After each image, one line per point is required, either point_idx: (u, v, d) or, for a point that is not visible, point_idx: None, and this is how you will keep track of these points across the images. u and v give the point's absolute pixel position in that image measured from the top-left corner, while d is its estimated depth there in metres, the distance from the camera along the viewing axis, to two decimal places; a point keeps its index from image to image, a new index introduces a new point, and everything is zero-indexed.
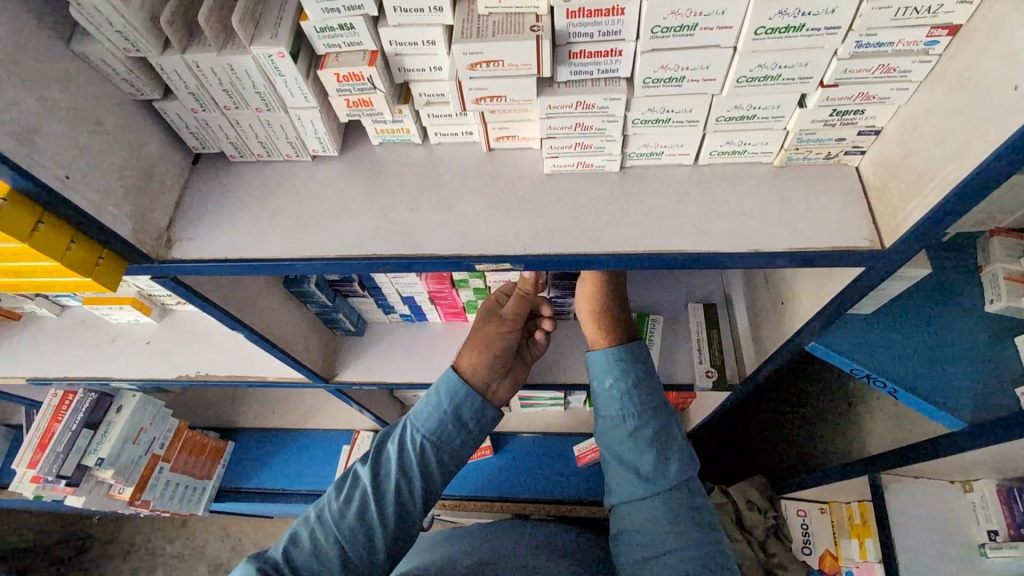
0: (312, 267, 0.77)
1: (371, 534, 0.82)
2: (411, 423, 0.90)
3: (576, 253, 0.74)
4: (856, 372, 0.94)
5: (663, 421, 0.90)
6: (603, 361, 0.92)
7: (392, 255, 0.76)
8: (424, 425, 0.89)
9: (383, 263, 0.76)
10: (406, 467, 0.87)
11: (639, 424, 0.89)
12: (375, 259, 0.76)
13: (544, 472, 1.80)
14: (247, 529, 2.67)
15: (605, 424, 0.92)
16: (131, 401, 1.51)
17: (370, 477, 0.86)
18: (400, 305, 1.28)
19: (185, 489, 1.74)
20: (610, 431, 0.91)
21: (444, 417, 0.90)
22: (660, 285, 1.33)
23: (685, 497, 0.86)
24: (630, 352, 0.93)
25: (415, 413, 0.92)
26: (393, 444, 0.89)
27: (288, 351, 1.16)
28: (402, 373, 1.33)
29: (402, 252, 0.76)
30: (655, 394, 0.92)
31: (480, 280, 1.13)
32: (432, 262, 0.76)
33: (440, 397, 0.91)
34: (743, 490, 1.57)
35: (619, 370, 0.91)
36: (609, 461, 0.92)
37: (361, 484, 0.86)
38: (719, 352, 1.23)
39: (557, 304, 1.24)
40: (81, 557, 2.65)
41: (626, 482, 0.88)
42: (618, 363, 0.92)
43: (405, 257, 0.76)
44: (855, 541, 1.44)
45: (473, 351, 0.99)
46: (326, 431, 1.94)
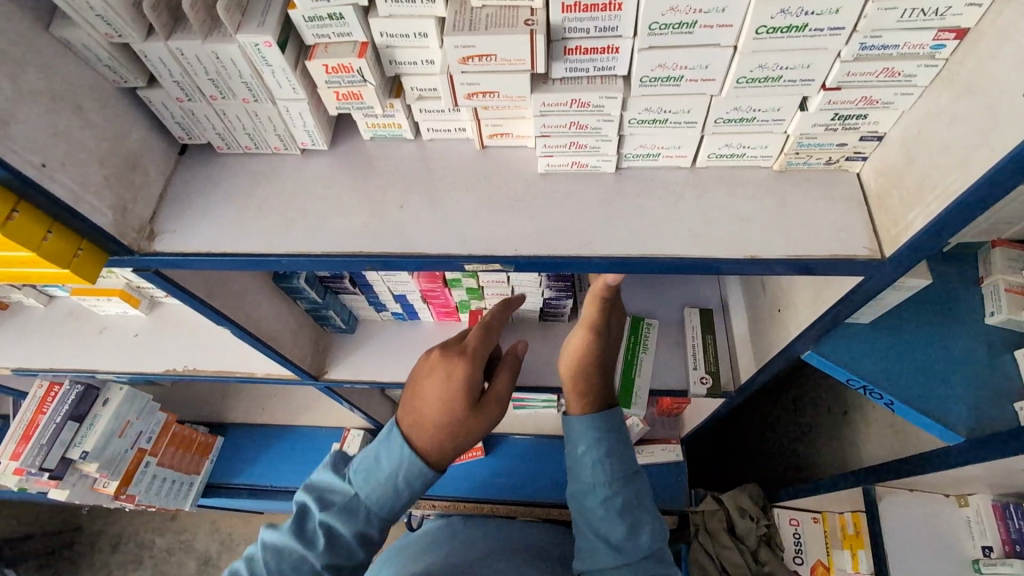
0: (298, 263, 0.75)
1: None
2: (368, 498, 0.82)
3: (569, 255, 0.72)
4: (853, 383, 0.92)
5: (635, 491, 0.85)
6: (578, 425, 0.88)
7: (380, 253, 0.74)
8: (389, 508, 0.83)
9: (371, 262, 0.74)
10: (367, 548, 0.82)
11: (611, 493, 0.84)
12: (363, 256, 0.74)
13: (535, 475, 1.79)
14: (237, 524, 2.65)
15: (577, 490, 0.86)
16: (118, 394, 1.49)
17: (326, 560, 0.78)
18: (391, 303, 1.26)
19: (172, 483, 1.72)
20: (582, 499, 0.85)
21: (409, 496, 0.83)
22: (655, 288, 1.32)
23: (656, 571, 0.80)
24: (604, 419, 0.88)
25: (372, 484, 0.82)
26: (346, 522, 0.81)
27: (276, 347, 1.14)
28: (391, 371, 1.31)
29: (391, 249, 0.74)
30: (628, 463, 0.87)
31: (472, 279, 1.11)
32: (421, 261, 0.74)
33: (409, 481, 0.82)
34: (734, 497, 1.58)
35: (593, 437, 0.87)
36: (579, 532, 0.85)
37: (309, 561, 0.78)
38: (714, 360, 1.20)
39: (551, 304, 1.22)
40: (69, 549, 2.64)
41: (594, 552, 0.81)
42: (592, 429, 0.87)
43: (394, 255, 0.74)
44: (847, 552, 1.43)
45: (447, 445, 0.83)
46: (317, 428, 1.92)
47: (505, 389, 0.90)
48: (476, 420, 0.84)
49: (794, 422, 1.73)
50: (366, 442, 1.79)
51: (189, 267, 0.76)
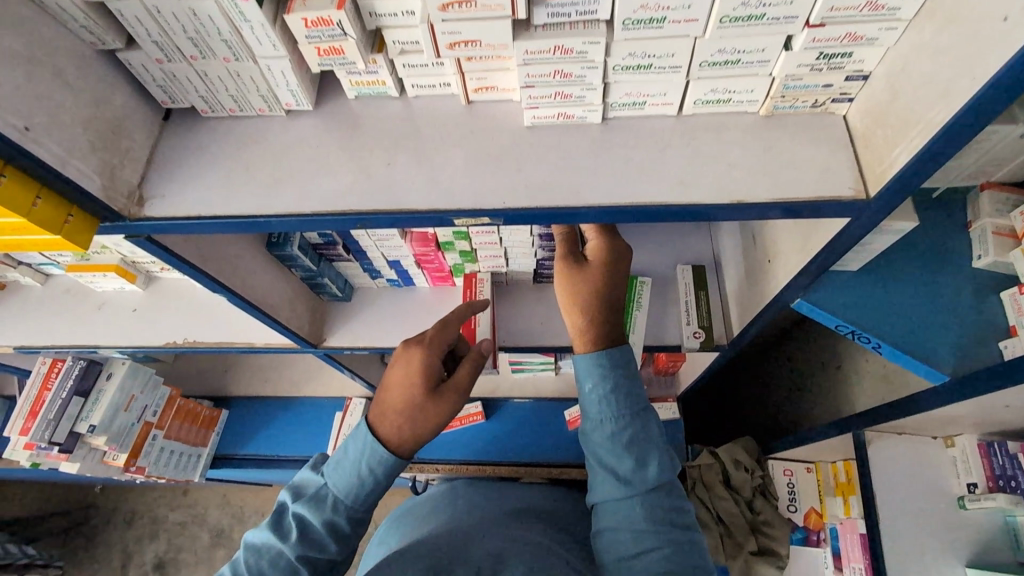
0: (290, 224, 0.76)
1: None
2: (335, 487, 0.81)
3: (558, 207, 0.72)
4: (841, 330, 0.94)
5: (643, 426, 0.84)
6: (586, 363, 0.86)
7: (370, 210, 0.75)
8: (358, 499, 0.80)
9: (360, 219, 0.75)
10: (339, 541, 0.80)
11: (619, 429, 0.83)
12: (352, 214, 0.75)
13: (535, 437, 1.82)
14: (247, 497, 2.72)
15: (586, 425, 0.86)
16: (121, 369, 1.51)
17: (297, 553, 0.77)
18: (386, 269, 1.27)
19: (180, 455, 1.76)
20: (590, 434, 0.85)
21: (373, 482, 0.80)
22: (648, 246, 1.32)
23: (664, 498, 0.81)
24: (613, 357, 0.86)
25: (338, 473, 0.81)
26: (315, 513, 0.80)
27: (273, 315, 1.16)
28: (388, 337, 1.33)
29: (380, 206, 0.75)
30: (638, 397, 0.85)
31: (465, 240, 1.12)
32: (410, 217, 0.74)
33: (371, 468, 0.80)
34: (732, 450, 1.62)
35: (599, 375, 0.84)
36: (589, 464, 0.86)
37: (284, 557, 0.77)
38: (706, 316, 1.22)
39: (543, 265, 1.23)
40: (86, 525, 2.71)
41: (603, 484, 0.82)
42: (598, 367, 0.85)
43: (383, 212, 0.74)
44: (840, 499, 1.47)
45: (409, 429, 0.82)
46: (319, 399, 1.95)
47: (468, 379, 0.88)
48: (436, 405, 0.83)
49: (791, 378, 1.75)
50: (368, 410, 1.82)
51: (180, 231, 0.77)
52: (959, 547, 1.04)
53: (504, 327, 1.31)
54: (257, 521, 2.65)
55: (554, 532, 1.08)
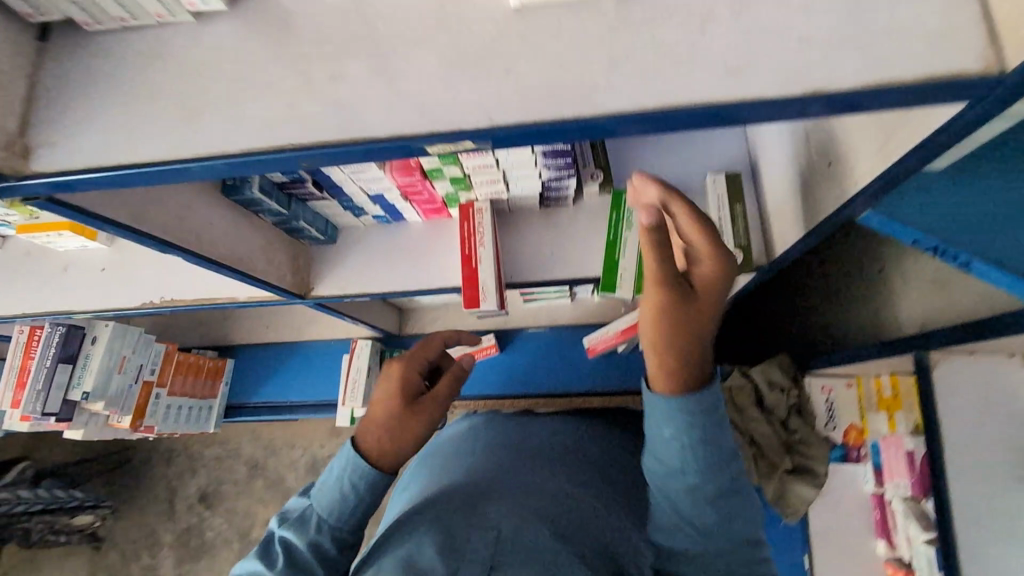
0: (213, 170, 0.57)
1: None
2: (319, 507, 0.73)
3: (561, 122, 0.54)
4: None
5: (732, 472, 0.65)
6: (668, 408, 0.64)
7: (311, 142, 0.56)
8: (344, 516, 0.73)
9: (302, 156, 0.56)
10: (328, 568, 0.71)
11: (705, 484, 0.64)
12: (289, 150, 0.56)
13: (553, 367, 1.73)
14: (276, 431, 2.75)
15: (660, 465, 0.67)
16: (105, 332, 1.40)
17: None
18: (369, 205, 1.10)
19: (190, 409, 1.71)
20: (664, 486, 0.66)
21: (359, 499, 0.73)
22: (672, 156, 1.13)
23: (745, 543, 0.69)
24: (700, 405, 0.64)
25: (322, 493, 0.74)
26: (300, 536, 0.72)
27: (249, 271, 1.00)
28: (383, 281, 1.19)
29: (328, 134, 0.56)
30: (728, 440, 0.65)
31: (455, 165, 0.94)
32: (369, 148, 0.56)
33: (355, 484, 0.72)
34: (764, 371, 1.51)
35: (681, 420, 0.63)
36: (654, 501, 0.69)
37: None
38: (744, 234, 1.05)
39: (551, 186, 1.05)
40: (128, 466, 2.80)
41: (677, 538, 0.67)
42: (680, 408, 0.63)
43: (332, 143, 0.56)
44: (884, 414, 1.38)
45: (395, 439, 0.75)
46: (325, 341, 1.86)
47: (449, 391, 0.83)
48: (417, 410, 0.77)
49: (828, 286, 1.62)
50: (376, 350, 1.73)
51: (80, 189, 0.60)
52: None
53: (510, 262, 1.16)
54: (289, 453, 2.71)
55: (578, 470, 1.01)
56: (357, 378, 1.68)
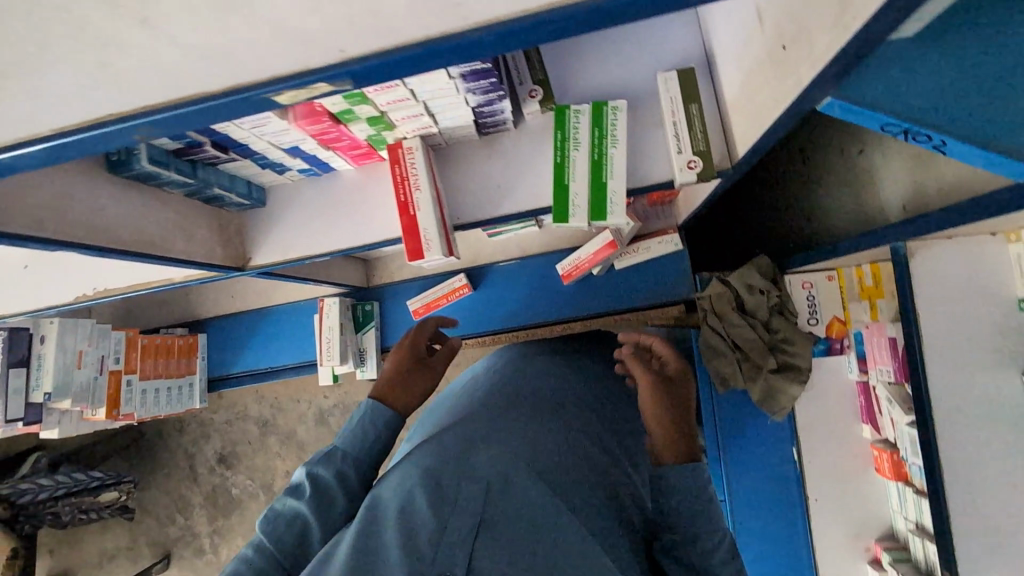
0: (41, 156, 0.51)
1: (306, 528, 0.81)
2: (345, 443, 0.89)
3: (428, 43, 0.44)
4: (890, 130, 0.67)
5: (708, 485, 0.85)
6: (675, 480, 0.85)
7: (142, 107, 0.49)
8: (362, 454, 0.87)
9: (137, 125, 0.49)
10: (347, 493, 0.84)
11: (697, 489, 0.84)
12: (120, 121, 0.49)
13: (531, 297, 1.68)
14: (279, 389, 2.75)
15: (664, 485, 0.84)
16: (52, 329, 1.33)
17: (310, 507, 0.81)
18: (289, 160, 0.99)
19: (169, 391, 1.67)
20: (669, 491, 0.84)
21: (380, 434, 0.90)
22: (616, 59, 1.01)
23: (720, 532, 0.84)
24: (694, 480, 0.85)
25: (348, 436, 0.90)
26: (327, 466, 0.86)
27: (164, 252, 0.91)
28: (324, 241, 1.10)
29: (163, 91, 0.48)
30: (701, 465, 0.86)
31: (366, 103, 0.82)
32: (209, 106, 0.48)
33: (371, 422, 0.91)
34: (741, 275, 1.46)
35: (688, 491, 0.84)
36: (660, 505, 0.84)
37: (299, 512, 0.81)
38: (703, 137, 0.95)
39: (483, 112, 0.94)
40: (143, 440, 2.84)
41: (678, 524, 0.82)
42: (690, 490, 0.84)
43: (166, 107, 0.49)
44: (866, 303, 1.37)
45: (409, 400, 0.98)
46: (295, 304, 1.81)
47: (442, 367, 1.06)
48: (423, 379, 1.02)
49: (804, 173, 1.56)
50: (346, 306, 1.67)
51: None
52: (1016, 353, 0.89)
53: (454, 202, 1.07)
54: (296, 408, 2.73)
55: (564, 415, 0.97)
56: (330, 338, 1.60)
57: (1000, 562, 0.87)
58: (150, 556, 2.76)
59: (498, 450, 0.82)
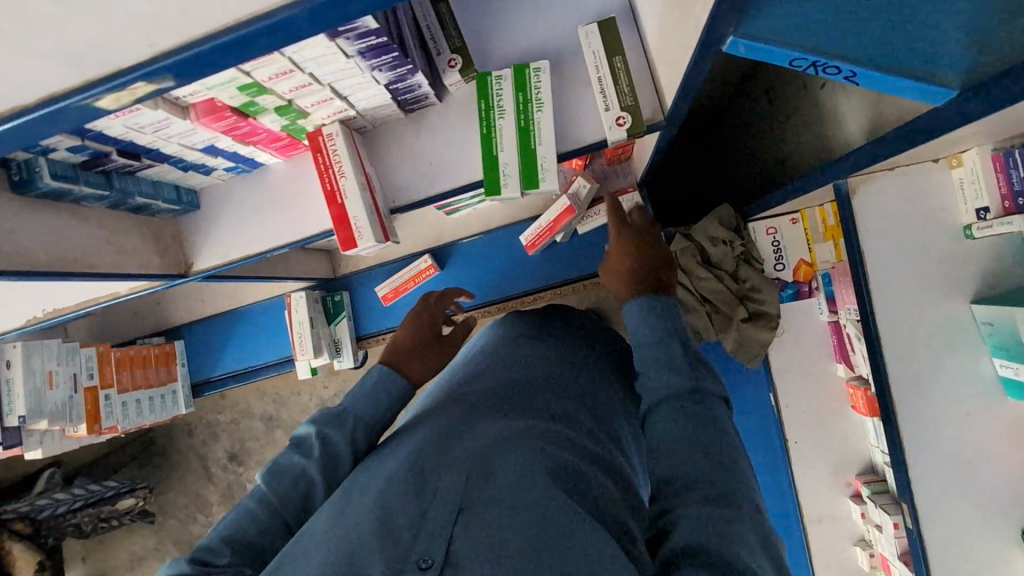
0: None
1: (311, 486, 0.77)
2: (355, 406, 0.83)
3: (255, 13, 0.48)
4: (798, 63, 0.64)
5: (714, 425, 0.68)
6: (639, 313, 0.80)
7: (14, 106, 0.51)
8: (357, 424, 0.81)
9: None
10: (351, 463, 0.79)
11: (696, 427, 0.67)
12: None
13: (499, 271, 1.66)
14: (278, 384, 2.75)
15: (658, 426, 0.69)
16: (15, 355, 1.34)
17: (319, 471, 0.77)
18: (211, 160, 0.96)
19: (153, 400, 1.68)
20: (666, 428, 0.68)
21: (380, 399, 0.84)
22: (535, 17, 0.96)
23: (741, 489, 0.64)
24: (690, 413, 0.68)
25: (354, 396, 0.84)
26: (337, 430, 0.80)
27: (93, 269, 0.90)
28: (264, 239, 1.09)
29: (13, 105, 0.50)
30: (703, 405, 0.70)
31: (268, 94, 0.79)
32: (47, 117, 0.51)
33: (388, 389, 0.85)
34: (704, 228, 1.44)
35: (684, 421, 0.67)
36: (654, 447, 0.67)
37: (306, 476, 0.77)
38: (630, 91, 0.91)
39: (399, 89, 0.90)
40: (154, 445, 2.88)
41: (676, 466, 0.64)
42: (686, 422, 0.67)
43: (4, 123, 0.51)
44: (830, 244, 1.35)
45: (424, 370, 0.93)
46: (266, 301, 1.80)
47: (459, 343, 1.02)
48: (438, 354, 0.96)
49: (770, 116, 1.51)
50: (315, 298, 1.66)
51: None
52: (965, 282, 0.87)
53: (388, 185, 1.04)
54: (298, 400, 2.71)
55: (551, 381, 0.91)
56: (301, 332, 1.60)
57: (956, 489, 0.88)
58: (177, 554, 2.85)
59: (487, 435, 0.73)
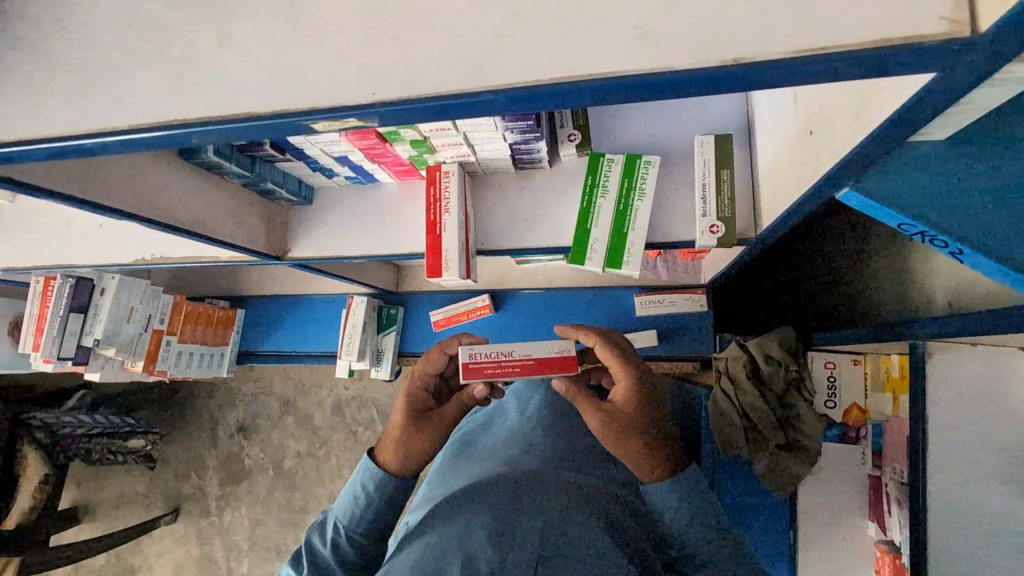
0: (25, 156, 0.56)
1: None
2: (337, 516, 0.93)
3: (463, 91, 0.46)
4: (906, 228, 0.68)
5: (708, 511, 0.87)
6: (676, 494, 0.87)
7: (169, 120, 0.53)
8: (354, 520, 0.91)
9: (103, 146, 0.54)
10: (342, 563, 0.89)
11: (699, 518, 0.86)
12: (91, 138, 0.54)
13: (549, 329, 1.70)
14: (305, 371, 2.85)
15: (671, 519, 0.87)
16: (112, 284, 1.47)
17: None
18: (337, 167, 1.07)
19: (203, 356, 1.79)
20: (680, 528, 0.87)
21: (354, 500, 0.92)
22: (658, 116, 1.04)
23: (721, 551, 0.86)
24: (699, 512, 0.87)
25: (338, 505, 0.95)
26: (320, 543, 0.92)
27: (213, 234, 1.00)
28: (356, 245, 1.18)
29: (189, 107, 0.53)
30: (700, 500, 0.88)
31: (411, 129, 0.89)
32: (170, 134, 0.53)
33: (367, 485, 0.92)
34: (760, 343, 1.44)
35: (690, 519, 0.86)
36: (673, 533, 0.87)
37: None
38: (729, 203, 0.96)
39: (521, 149, 0.99)
40: (174, 397, 2.98)
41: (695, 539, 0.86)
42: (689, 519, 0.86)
43: (133, 128, 0.53)
44: (889, 395, 1.32)
45: (409, 458, 0.93)
46: (329, 297, 1.91)
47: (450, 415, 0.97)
48: (426, 431, 0.95)
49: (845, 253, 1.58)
50: (374, 306, 1.74)
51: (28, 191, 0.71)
52: None
53: (481, 227, 1.12)
54: (317, 393, 2.82)
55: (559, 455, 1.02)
56: (353, 333, 1.67)
57: None
58: (161, 507, 2.88)
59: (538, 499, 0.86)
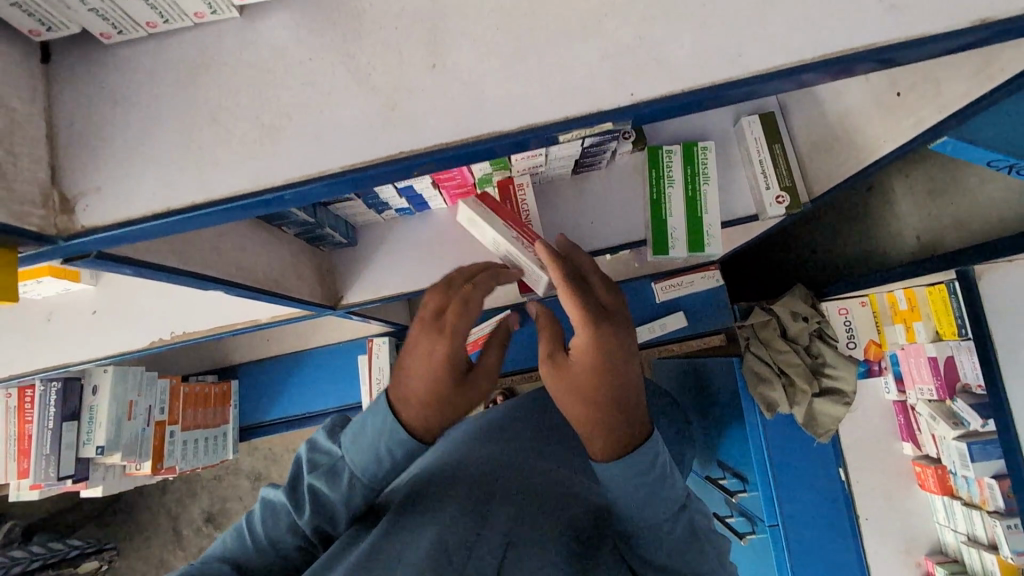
0: (214, 217, 0.50)
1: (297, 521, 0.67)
2: (347, 460, 0.66)
3: (730, 80, 0.48)
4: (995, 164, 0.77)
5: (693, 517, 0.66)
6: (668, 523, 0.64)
7: (400, 153, 0.49)
8: (372, 480, 0.66)
9: (322, 190, 0.50)
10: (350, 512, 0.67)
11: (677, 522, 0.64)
12: (308, 185, 0.49)
13: None
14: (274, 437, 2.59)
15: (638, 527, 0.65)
16: (105, 380, 1.27)
17: (309, 526, 0.66)
18: (396, 199, 1.02)
19: (205, 441, 1.56)
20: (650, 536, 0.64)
21: (375, 455, 0.65)
22: None
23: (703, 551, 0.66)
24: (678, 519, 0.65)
25: (351, 445, 0.66)
26: (328, 488, 0.66)
27: (284, 291, 0.90)
28: (416, 279, 1.12)
29: (413, 135, 0.49)
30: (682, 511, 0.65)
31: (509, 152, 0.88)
32: (400, 168, 0.49)
33: (393, 448, 0.64)
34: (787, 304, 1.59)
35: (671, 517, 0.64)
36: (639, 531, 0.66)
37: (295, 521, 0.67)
38: (788, 174, 1.03)
39: (590, 152, 1.00)
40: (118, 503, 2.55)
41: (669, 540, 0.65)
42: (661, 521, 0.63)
43: (354, 168, 0.49)
44: (902, 326, 1.49)
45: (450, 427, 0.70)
46: (332, 346, 1.74)
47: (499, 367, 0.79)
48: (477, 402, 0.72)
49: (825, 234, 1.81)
50: (392, 347, 1.63)
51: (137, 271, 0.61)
52: None
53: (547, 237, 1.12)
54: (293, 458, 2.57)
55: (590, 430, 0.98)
56: (380, 379, 1.56)
57: None
58: None
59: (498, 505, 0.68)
